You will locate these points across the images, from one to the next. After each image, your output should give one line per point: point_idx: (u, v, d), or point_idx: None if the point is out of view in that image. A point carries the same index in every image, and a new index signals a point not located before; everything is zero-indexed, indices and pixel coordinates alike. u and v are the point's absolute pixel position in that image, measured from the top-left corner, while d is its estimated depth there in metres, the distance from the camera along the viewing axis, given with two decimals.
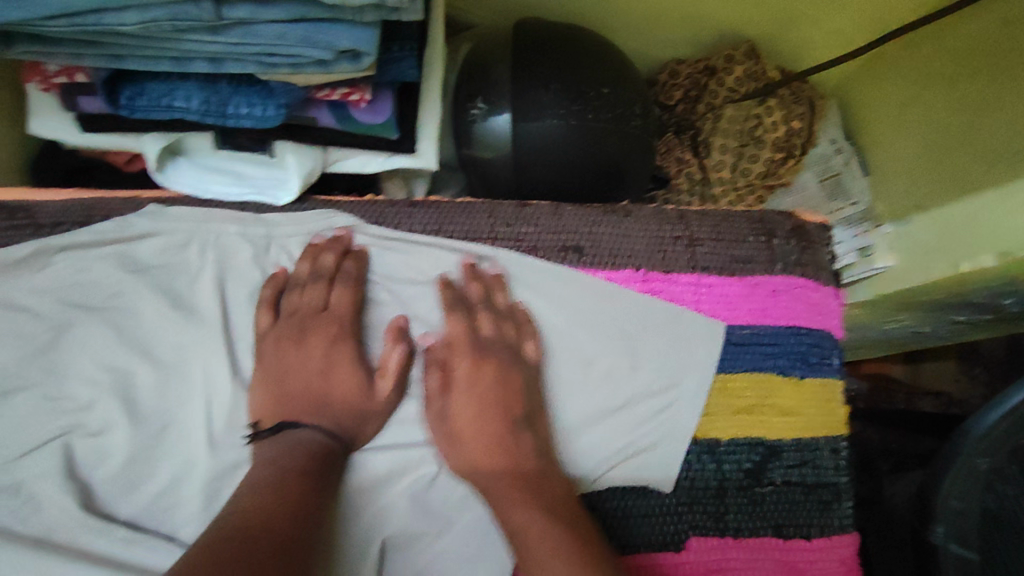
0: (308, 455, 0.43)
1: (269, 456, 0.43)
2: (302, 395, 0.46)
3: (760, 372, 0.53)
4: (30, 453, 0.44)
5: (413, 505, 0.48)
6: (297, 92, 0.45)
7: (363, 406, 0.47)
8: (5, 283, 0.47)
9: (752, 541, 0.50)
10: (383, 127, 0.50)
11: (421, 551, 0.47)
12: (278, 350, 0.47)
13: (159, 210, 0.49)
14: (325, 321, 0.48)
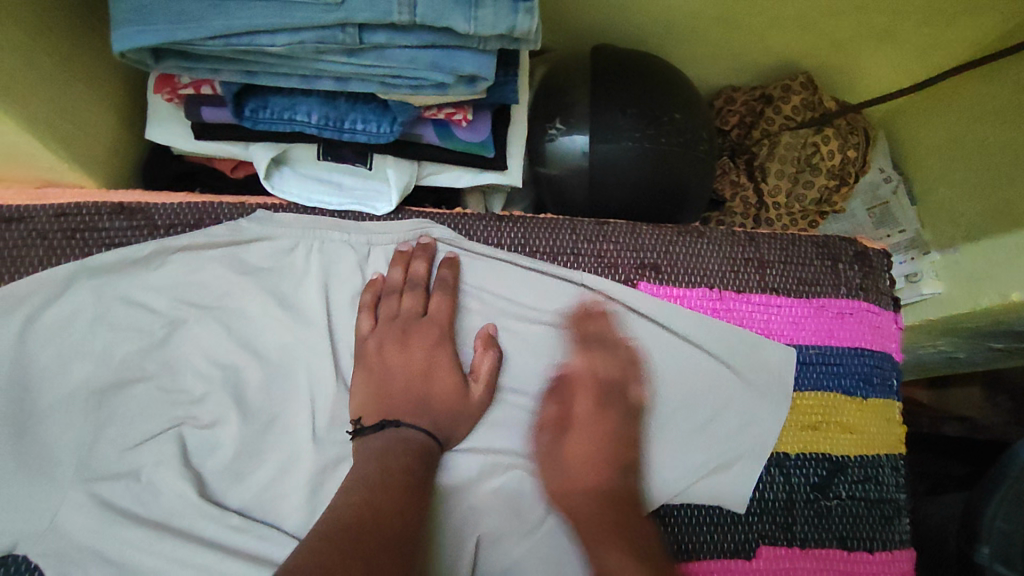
0: (413, 451, 0.46)
1: (375, 449, 0.46)
2: (410, 393, 0.49)
3: (826, 391, 0.56)
4: (147, 441, 0.47)
5: (497, 506, 0.50)
6: (412, 111, 0.48)
7: (462, 408, 0.50)
8: (124, 280, 0.49)
9: (818, 551, 0.52)
10: (480, 146, 0.53)
11: (503, 552, 0.50)
12: (384, 351, 0.50)
13: (269, 216, 0.52)
14: (427, 326, 0.51)
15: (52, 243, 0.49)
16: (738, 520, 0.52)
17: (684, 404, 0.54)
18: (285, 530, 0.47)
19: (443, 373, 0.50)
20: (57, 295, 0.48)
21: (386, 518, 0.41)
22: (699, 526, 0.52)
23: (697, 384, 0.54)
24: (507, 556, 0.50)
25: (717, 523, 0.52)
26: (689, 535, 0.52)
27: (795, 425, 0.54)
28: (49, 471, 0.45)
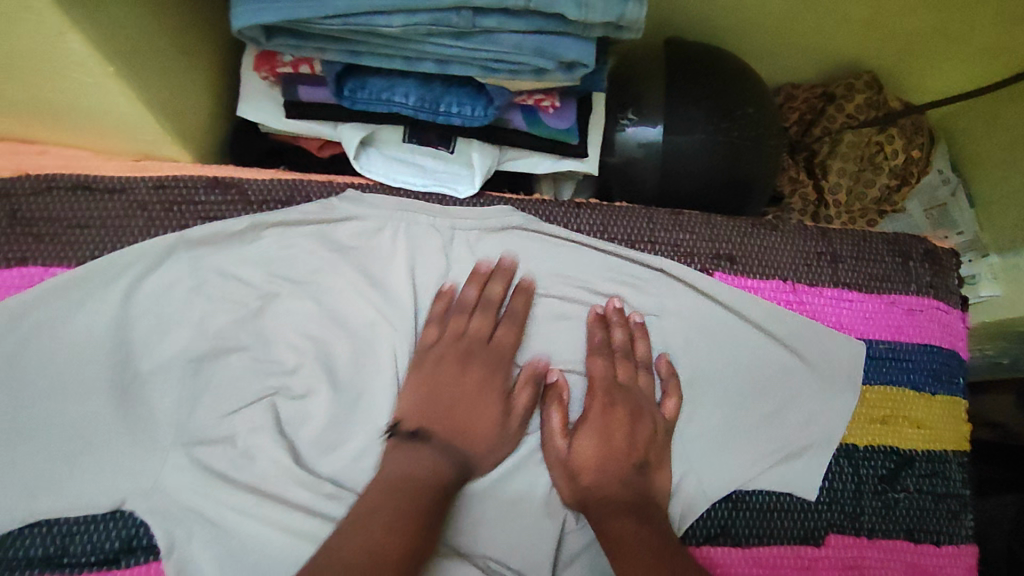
0: (429, 475, 0.45)
1: (395, 475, 0.45)
2: (461, 413, 0.49)
3: (895, 386, 0.56)
4: (243, 409, 0.49)
5: None
6: (507, 95, 0.49)
7: (499, 439, 0.49)
8: (219, 253, 0.51)
9: (885, 542, 0.53)
10: (566, 133, 0.54)
11: (578, 536, 0.51)
12: (440, 363, 0.50)
13: (358, 196, 0.53)
14: (471, 351, 0.51)
15: (151, 215, 0.51)
16: (808, 511, 0.52)
17: (755, 398, 0.54)
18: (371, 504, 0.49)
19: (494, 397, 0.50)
20: (157, 266, 0.50)
21: (369, 531, 0.40)
22: (771, 514, 0.52)
23: (769, 376, 0.54)
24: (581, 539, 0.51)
25: (788, 512, 0.52)
26: (760, 523, 0.52)
27: (863, 412, 0.55)
28: (150, 434, 0.47)
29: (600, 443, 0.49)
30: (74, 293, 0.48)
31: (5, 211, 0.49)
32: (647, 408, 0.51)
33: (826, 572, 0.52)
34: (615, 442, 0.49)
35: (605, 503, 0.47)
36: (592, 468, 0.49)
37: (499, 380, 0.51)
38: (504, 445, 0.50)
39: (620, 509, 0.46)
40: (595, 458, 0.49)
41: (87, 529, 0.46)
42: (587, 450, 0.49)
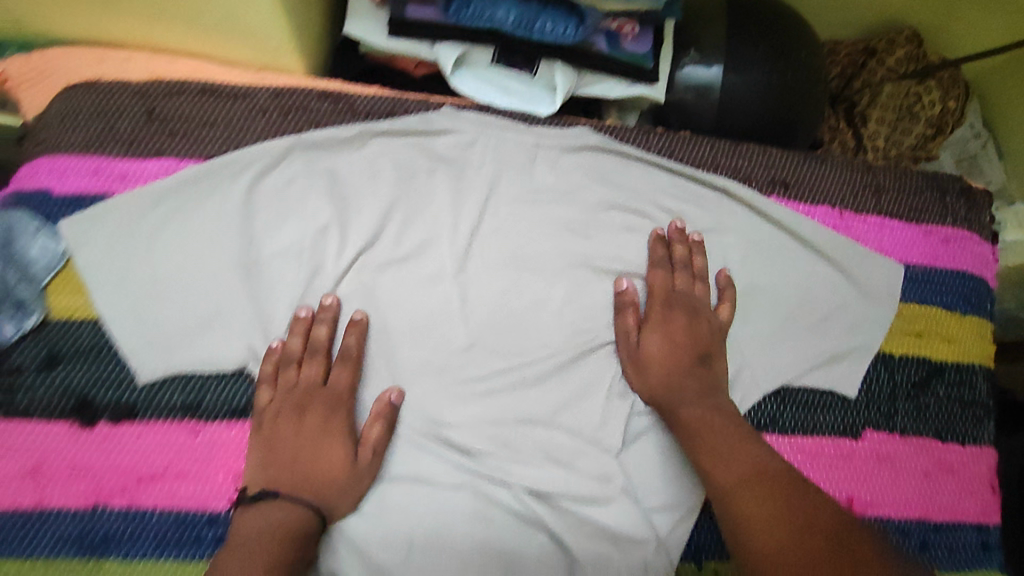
0: (291, 531, 0.45)
1: (261, 532, 0.44)
2: (267, 464, 0.48)
3: (929, 304, 0.62)
4: (342, 295, 0.53)
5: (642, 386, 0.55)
6: (596, 16, 0.55)
7: (346, 483, 0.48)
8: (330, 156, 0.56)
9: (916, 439, 0.59)
10: (642, 57, 0.59)
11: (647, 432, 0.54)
12: (275, 421, 0.49)
13: (454, 111, 0.58)
14: (320, 402, 0.50)
15: (269, 119, 0.56)
16: (847, 408, 0.59)
17: (804, 310, 0.60)
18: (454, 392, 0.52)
19: (313, 444, 0.49)
20: (275, 165, 0.55)
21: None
22: (813, 409, 0.58)
23: (818, 292, 0.60)
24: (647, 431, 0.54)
25: (827, 407, 0.58)
26: (803, 416, 0.58)
27: (898, 326, 0.61)
28: (266, 312, 0.52)
29: (669, 357, 0.53)
30: (204, 185, 0.53)
31: (143, 109, 0.54)
32: (703, 308, 0.56)
33: (862, 461, 0.58)
34: (681, 347, 0.54)
35: (683, 409, 0.51)
36: (664, 387, 0.53)
37: (293, 404, 0.49)
38: (348, 495, 0.49)
39: (687, 396, 0.52)
40: (664, 370, 0.53)
41: (217, 386, 0.51)
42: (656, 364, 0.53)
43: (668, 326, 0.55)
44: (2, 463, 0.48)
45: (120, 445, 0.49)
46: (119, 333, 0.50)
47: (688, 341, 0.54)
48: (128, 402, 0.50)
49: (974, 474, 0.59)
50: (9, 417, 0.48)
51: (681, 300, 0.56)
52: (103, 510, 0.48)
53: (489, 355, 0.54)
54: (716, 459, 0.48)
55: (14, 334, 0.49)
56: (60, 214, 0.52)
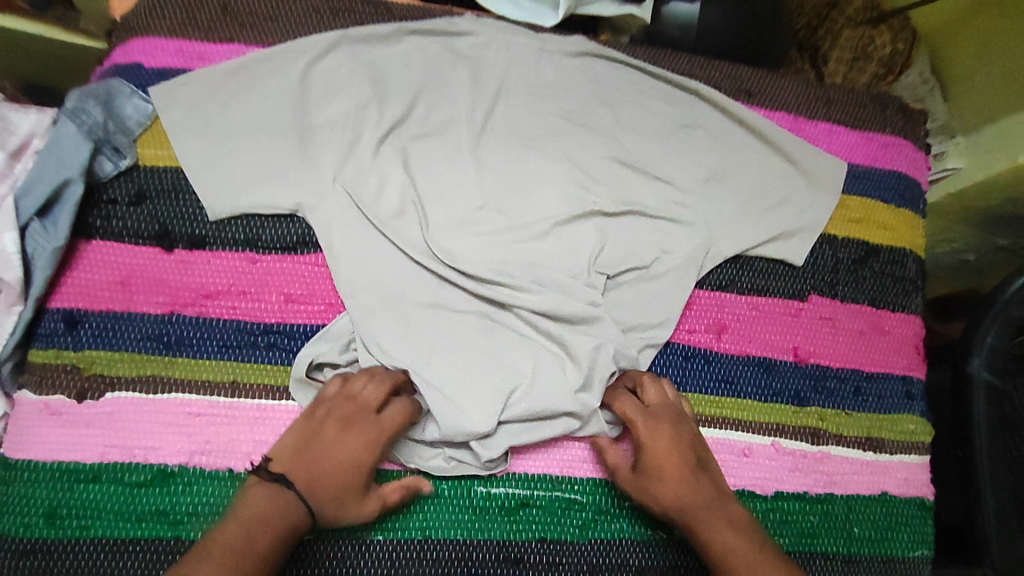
0: (287, 514, 0.50)
1: (263, 506, 0.50)
2: (295, 456, 0.53)
3: (869, 198, 0.74)
4: (376, 159, 0.64)
5: (622, 246, 0.67)
6: None
7: (360, 492, 0.54)
8: (371, 48, 0.67)
9: (852, 304, 0.71)
10: None
11: (626, 284, 0.66)
12: (323, 423, 0.55)
13: (475, 18, 0.69)
14: (367, 421, 0.55)
15: (322, 18, 0.68)
16: (796, 275, 0.70)
17: (764, 194, 0.71)
18: (464, 242, 0.63)
19: (346, 443, 0.54)
20: (326, 53, 0.65)
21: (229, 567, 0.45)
22: (766, 276, 0.70)
23: (774, 182, 0.71)
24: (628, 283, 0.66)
25: (779, 274, 0.70)
26: (758, 280, 0.69)
27: (841, 213, 0.72)
28: (315, 168, 0.62)
29: (659, 479, 0.57)
30: (265, 65, 0.64)
31: (218, 4, 0.66)
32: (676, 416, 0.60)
33: (807, 320, 0.69)
34: (666, 459, 0.58)
35: (706, 519, 0.55)
36: (688, 503, 0.56)
37: (338, 409, 0.55)
38: (355, 508, 0.54)
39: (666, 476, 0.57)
40: (672, 484, 0.57)
41: (273, 226, 0.62)
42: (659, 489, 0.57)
43: (652, 450, 0.58)
44: (97, 276, 0.58)
45: (194, 267, 0.60)
46: (196, 177, 0.60)
47: (677, 455, 0.58)
48: (200, 233, 0.60)
49: (899, 336, 0.72)
50: (105, 239, 0.59)
51: (661, 420, 0.59)
52: (179, 317, 0.58)
53: (500, 214, 0.65)
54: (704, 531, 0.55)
55: (111, 171, 0.60)
56: (149, 82, 0.64)
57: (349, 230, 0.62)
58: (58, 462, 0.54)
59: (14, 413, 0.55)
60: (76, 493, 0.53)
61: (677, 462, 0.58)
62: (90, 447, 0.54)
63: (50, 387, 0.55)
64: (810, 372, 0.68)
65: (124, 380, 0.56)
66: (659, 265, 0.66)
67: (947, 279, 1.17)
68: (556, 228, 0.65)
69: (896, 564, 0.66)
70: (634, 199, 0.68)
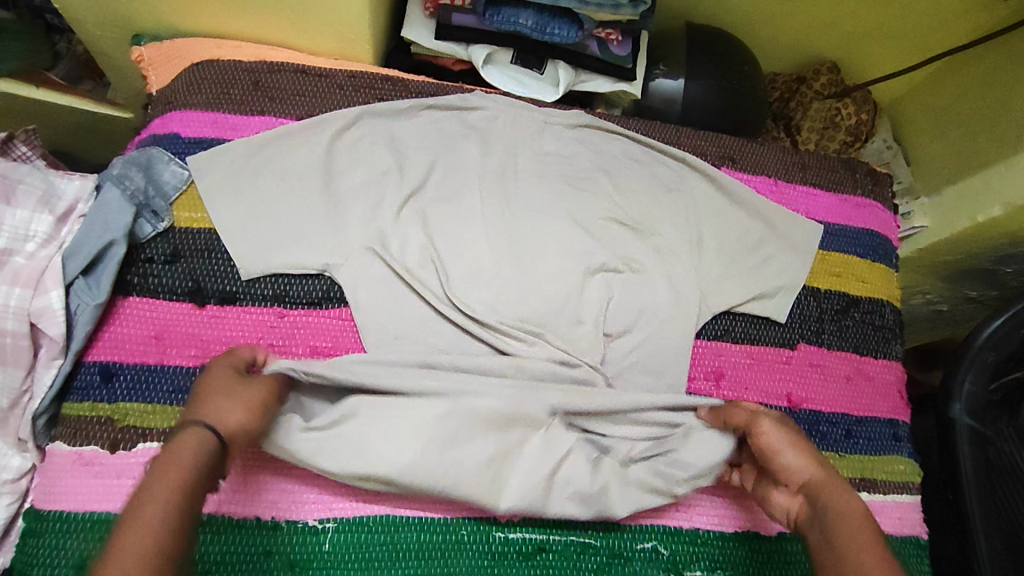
0: (196, 447, 0.49)
1: (178, 450, 0.48)
2: (196, 401, 0.53)
3: (846, 253, 0.81)
4: (395, 221, 0.69)
5: (623, 300, 0.72)
6: (589, 23, 0.76)
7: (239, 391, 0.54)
8: (391, 121, 0.73)
9: (839, 351, 0.76)
10: (622, 58, 0.81)
11: (627, 335, 0.71)
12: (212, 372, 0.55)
13: (484, 95, 0.77)
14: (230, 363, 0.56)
15: (346, 93, 0.74)
16: (785, 325, 0.75)
17: (748, 253, 0.77)
18: (475, 298, 0.68)
19: (234, 404, 0.53)
20: (348, 126, 0.71)
21: (150, 498, 0.45)
22: (756, 327, 0.75)
23: (757, 240, 0.78)
24: (630, 334, 0.71)
25: (768, 325, 0.75)
26: (751, 330, 0.75)
27: (821, 268, 0.79)
28: (339, 229, 0.67)
29: (797, 446, 0.58)
30: (293, 135, 0.70)
31: (251, 81, 0.72)
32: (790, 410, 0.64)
33: (798, 367, 0.74)
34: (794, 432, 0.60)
35: (838, 496, 0.54)
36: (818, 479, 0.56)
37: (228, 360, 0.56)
38: (237, 406, 0.53)
39: (803, 457, 0.57)
40: (807, 464, 0.57)
41: (300, 283, 0.66)
42: (796, 466, 0.57)
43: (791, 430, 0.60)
44: (133, 330, 0.61)
45: (224, 322, 0.63)
46: (228, 238, 0.65)
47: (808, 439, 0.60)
48: (231, 290, 0.64)
49: (883, 382, 0.76)
50: (140, 295, 0.62)
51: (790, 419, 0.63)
52: None
53: (510, 270, 0.70)
54: (838, 497, 0.54)
55: (151, 232, 0.63)
56: (185, 150, 0.68)
57: (372, 286, 0.66)
58: (89, 512, 0.55)
59: (46, 464, 0.57)
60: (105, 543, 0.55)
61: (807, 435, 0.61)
62: (122, 497, 0.56)
63: (84, 438, 0.57)
64: (803, 416, 0.72)
65: (155, 431, 0.58)
66: (658, 316, 0.71)
67: (925, 329, 1.24)
68: (563, 283, 0.71)
69: None
70: (632, 256, 0.74)
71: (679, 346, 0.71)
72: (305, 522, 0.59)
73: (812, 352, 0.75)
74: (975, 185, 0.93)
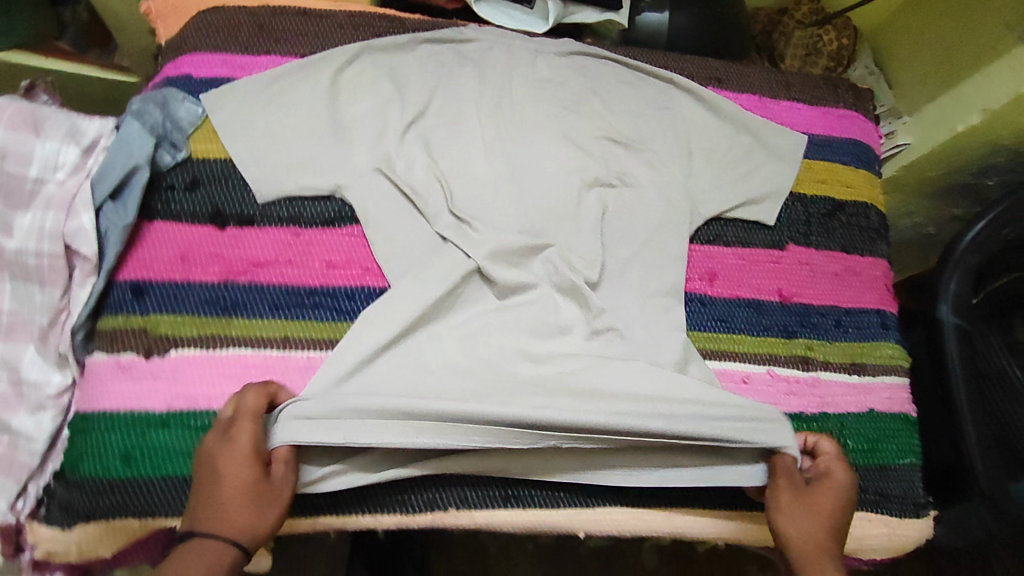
0: (225, 562, 0.51)
1: (200, 565, 0.50)
2: (208, 498, 0.53)
3: (829, 162, 0.84)
4: (400, 145, 0.73)
5: (618, 211, 0.76)
6: None
7: (261, 493, 0.54)
8: (391, 56, 0.77)
9: (827, 251, 0.79)
10: None
11: (624, 244, 0.75)
12: (218, 462, 0.54)
13: (479, 29, 0.81)
14: (239, 450, 0.55)
15: (346, 32, 0.78)
16: (774, 229, 0.79)
17: (735, 165, 0.81)
18: (481, 214, 0.72)
19: (258, 513, 0.54)
20: (351, 61, 0.76)
21: None
22: (747, 230, 0.79)
23: (742, 152, 0.81)
24: (628, 244, 0.75)
25: (759, 228, 0.79)
26: (742, 233, 0.78)
27: (807, 176, 0.83)
28: (348, 153, 0.71)
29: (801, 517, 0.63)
30: (300, 70, 0.74)
31: (256, 23, 0.76)
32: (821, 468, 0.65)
33: (788, 265, 0.78)
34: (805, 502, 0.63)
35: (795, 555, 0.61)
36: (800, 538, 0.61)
37: (240, 450, 0.55)
38: (261, 509, 0.54)
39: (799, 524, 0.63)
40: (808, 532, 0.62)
41: (312, 205, 0.69)
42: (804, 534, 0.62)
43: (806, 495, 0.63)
44: (159, 251, 0.65)
45: (243, 241, 0.67)
46: (245, 165, 0.69)
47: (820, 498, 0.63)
48: (249, 213, 0.68)
49: (870, 276, 0.80)
50: (163, 220, 0.66)
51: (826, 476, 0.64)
52: (232, 284, 0.65)
53: (511, 187, 0.74)
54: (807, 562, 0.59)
55: (170, 162, 0.68)
56: (197, 89, 0.72)
57: (381, 203, 0.70)
58: (131, 411, 0.60)
59: (87, 372, 0.61)
60: (147, 436, 0.60)
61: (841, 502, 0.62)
62: (158, 398, 0.61)
63: (120, 346, 0.62)
64: (795, 309, 0.76)
65: (185, 339, 0.63)
66: (652, 225, 0.76)
67: (916, 253, 1.29)
68: (562, 200, 0.75)
69: (889, 470, 0.72)
70: (625, 173, 0.78)
71: (673, 251, 0.75)
72: None
73: (801, 253, 0.79)
74: (954, 98, 0.97)
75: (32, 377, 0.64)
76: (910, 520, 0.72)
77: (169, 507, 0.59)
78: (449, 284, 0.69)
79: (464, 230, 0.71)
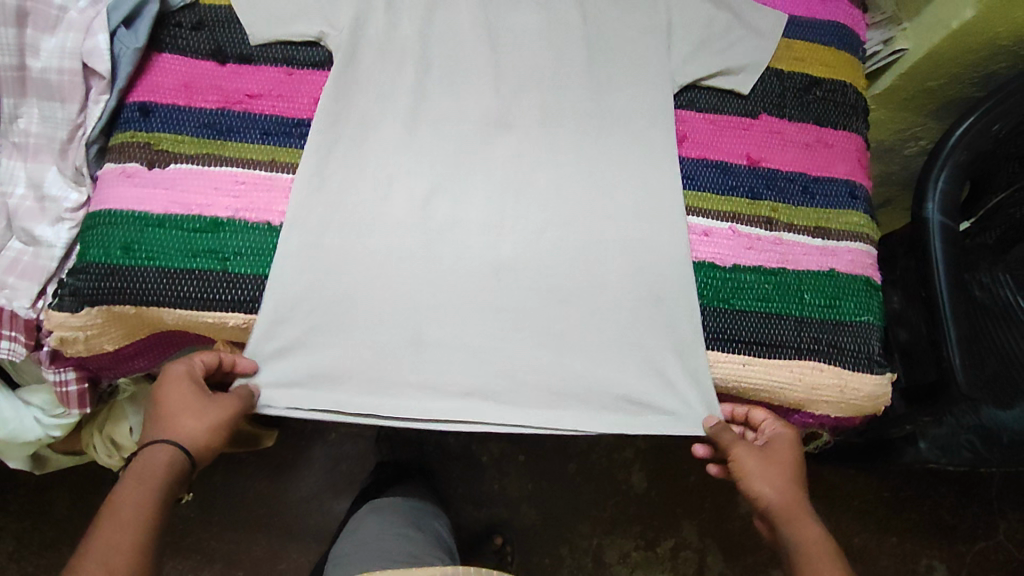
0: (167, 468, 0.60)
1: (146, 472, 0.59)
2: (161, 413, 0.62)
3: (809, 41, 0.85)
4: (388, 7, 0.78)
5: (591, 83, 0.80)
6: None
7: (203, 409, 0.63)
8: None
9: (799, 123, 0.81)
10: None
11: (595, 114, 0.79)
12: (165, 387, 0.63)
13: None
14: (183, 380, 0.63)
15: None
16: (746, 99, 0.82)
17: (713, 38, 0.82)
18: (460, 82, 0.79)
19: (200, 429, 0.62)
20: None
21: (119, 534, 0.55)
22: (718, 100, 0.82)
23: (720, 25, 0.83)
24: (597, 115, 0.79)
25: (732, 98, 0.82)
26: (714, 103, 0.81)
27: (785, 53, 0.84)
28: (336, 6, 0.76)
29: (776, 475, 0.66)
30: None
31: None
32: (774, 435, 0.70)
33: (758, 132, 0.80)
34: (775, 463, 0.67)
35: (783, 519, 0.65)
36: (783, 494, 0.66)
37: (181, 377, 0.63)
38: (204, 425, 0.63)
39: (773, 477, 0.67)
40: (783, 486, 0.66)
41: (304, 50, 0.76)
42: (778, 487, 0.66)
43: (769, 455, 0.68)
44: (166, 79, 0.72)
45: (240, 76, 0.74)
46: (241, 10, 0.75)
47: (789, 461, 0.68)
48: (247, 53, 0.74)
49: (842, 149, 0.81)
50: (172, 53, 0.73)
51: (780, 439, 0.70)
52: (227, 112, 0.72)
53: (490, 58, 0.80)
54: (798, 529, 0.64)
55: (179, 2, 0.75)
56: None
57: (368, 61, 0.77)
58: (133, 210, 0.67)
59: (99, 180, 0.69)
60: (147, 232, 0.67)
61: (792, 464, 0.68)
62: (157, 200, 0.68)
63: (126, 157, 0.69)
64: (762, 173, 0.79)
65: (184, 155, 0.70)
66: (620, 95, 0.80)
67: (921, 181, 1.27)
68: (537, 73, 0.80)
69: (846, 325, 0.74)
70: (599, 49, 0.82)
71: (641, 120, 0.79)
72: (308, 234, 0.70)
73: (771, 122, 0.81)
74: None
75: (54, 194, 0.71)
76: (862, 372, 0.73)
77: (160, 295, 0.66)
78: (429, 134, 0.76)
79: (446, 94, 0.78)
